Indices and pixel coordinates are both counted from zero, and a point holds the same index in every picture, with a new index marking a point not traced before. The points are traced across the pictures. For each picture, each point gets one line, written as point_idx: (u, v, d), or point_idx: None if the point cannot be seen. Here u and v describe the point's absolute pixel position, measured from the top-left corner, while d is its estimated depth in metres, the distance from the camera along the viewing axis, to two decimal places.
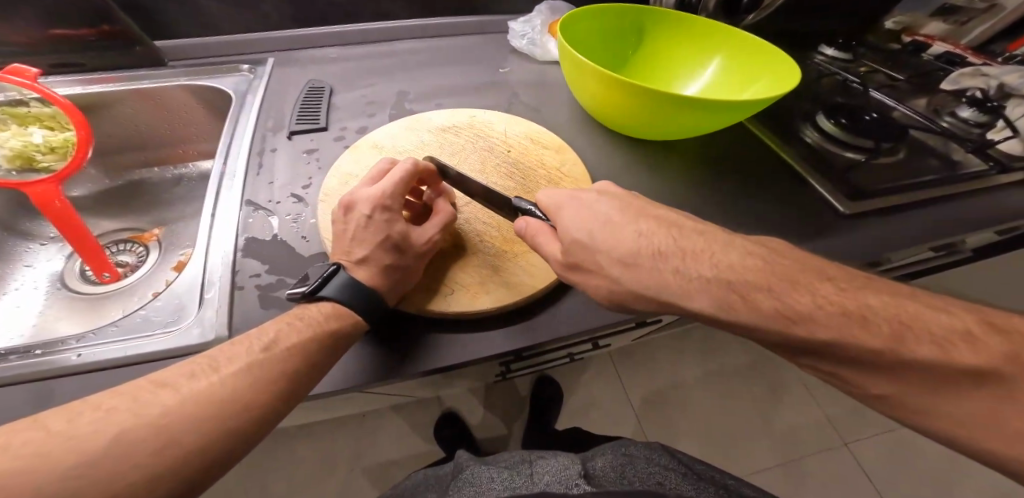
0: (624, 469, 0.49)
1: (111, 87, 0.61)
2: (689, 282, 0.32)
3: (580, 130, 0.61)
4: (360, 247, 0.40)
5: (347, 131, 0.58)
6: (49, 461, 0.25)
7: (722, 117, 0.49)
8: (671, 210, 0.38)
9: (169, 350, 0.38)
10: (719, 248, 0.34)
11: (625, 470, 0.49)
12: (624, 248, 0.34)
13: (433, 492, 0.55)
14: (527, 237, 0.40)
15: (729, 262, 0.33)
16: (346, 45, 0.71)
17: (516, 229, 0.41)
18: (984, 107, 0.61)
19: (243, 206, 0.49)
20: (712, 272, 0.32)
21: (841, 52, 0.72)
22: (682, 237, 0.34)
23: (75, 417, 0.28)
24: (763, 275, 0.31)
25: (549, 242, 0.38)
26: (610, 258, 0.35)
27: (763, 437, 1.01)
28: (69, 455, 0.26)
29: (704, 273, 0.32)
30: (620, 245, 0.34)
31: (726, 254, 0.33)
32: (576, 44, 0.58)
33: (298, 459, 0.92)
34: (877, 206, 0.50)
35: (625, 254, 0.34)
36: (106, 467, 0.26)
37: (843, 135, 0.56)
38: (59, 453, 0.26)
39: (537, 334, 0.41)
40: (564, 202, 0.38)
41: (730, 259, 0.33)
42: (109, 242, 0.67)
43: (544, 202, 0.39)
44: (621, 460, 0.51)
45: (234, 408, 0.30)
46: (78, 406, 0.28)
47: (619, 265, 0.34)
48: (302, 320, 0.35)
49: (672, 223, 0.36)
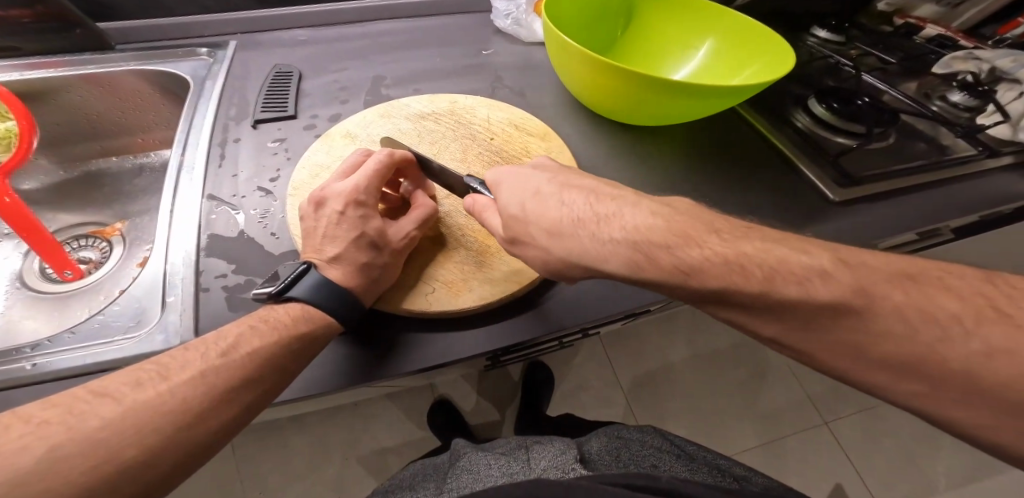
0: (620, 453, 0.49)
1: (54, 73, 0.56)
2: (603, 245, 0.31)
3: (566, 116, 0.58)
4: (333, 245, 0.38)
5: (318, 118, 0.55)
6: None
7: (710, 102, 0.47)
8: (601, 178, 0.36)
9: (129, 358, 0.36)
10: (629, 209, 0.32)
11: (621, 454, 0.49)
12: (550, 218, 0.33)
13: (430, 481, 0.53)
14: (476, 214, 0.39)
15: (638, 223, 0.31)
16: (317, 26, 0.66)
17: (464, 207, 0.40)
18: (975, 92, 0.60)
19: (204, 201, 0.45)
20: (622, 234, 0.30)
21: (833, 34, 0.70)
22: (597, 201, 0.33)
23: (2, 431, 0.24)
24: (696, 242, 0.30)
25: (493, 218, 0.37)
26: (540, 229, 0.33)
27: (748, 418, 1.03)
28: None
29: (615, 235, 0.31)
30: (546, 215, 0.33)
31: (636, 212, 0.32)
32: (561, 24, 0.55)
33: (286, 453, 0.90)
34: (867, 193, 0.49)
35: (551, 224, 0.33)
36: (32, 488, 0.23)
37: (834, 120, 0.55)
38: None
39: (520, 332, 0.40)
40: (503, 177, 0.37)
41: (640, 219, 0.31)
42: (69, 238, 0.63)
43: (489, 179, 0.38)
44: (616, 444, 0.51)
45: (185, 420, 0.27)
46: (5, 419, 0.25)
47: (546, 235, 0.33)
48: (268, 323, 0.33)
49: (595, 190, 0.35)
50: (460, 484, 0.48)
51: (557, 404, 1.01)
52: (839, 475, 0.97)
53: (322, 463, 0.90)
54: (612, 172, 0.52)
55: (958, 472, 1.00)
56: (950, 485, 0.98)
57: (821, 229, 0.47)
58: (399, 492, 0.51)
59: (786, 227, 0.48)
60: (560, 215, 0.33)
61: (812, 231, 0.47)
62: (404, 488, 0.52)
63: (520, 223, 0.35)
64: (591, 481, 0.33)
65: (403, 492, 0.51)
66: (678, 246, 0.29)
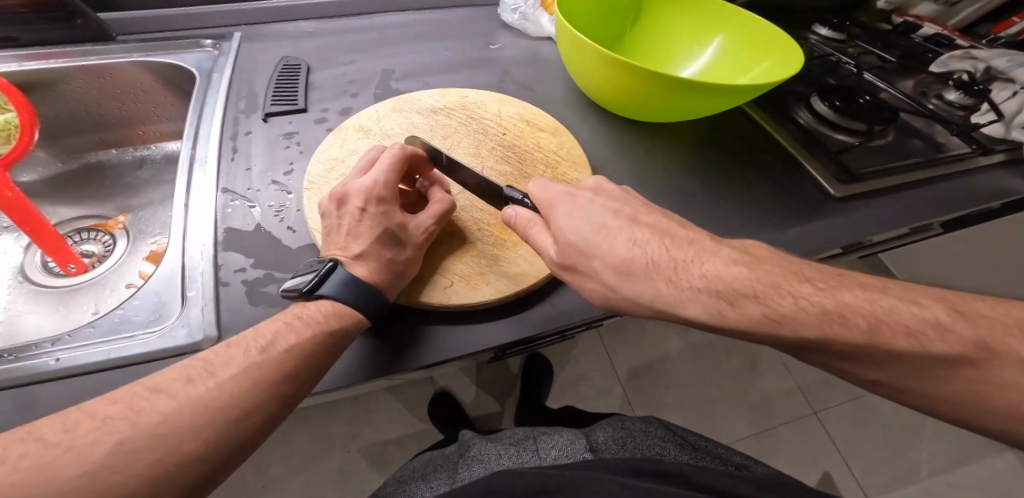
0: (625, 442, 0.51)
1: (54, 63, 0.55)
2: (681, 290, 0.32)
3: (575, 111, 0.59)
4: (357, 242, 0.38)
5: (329, 112, 0.55)
6: (50, 474, 0.24)
7: (720, 101, 0.48)
8: (663, 216, 0.37)
9: (153, 352, 0.36)
10: (709, 259, 0.33)
11: (626, 443, 0.51)
12: (620, 257, 0.34)
13: (440, 469, 0.55)
14: (516, 227, 0.39)
15: (718, 273, 0.32)
16: (322, 18, 0.66)
17: (504, 217, 0.39)
18: (971, 90, 0.62)
19: (219, 195, 0.46)
20: (703, 283, 0.32)
21: (834, 32, 0.71)
22: (673, 247, 0.34)
23: (73, 427, 0.26)
24: (792, 288, 0.31)
25: (543, 237, 0.37)
26: (605, 265, 0.34)
27: (741, 408, 1.06)
28: (68, 467, 0.24)
29: (695, 283, 0.32)
30: (616, 253, 0.34)
31: (715, 265, 0.33)
32: (572, 20, 0.56)
33: (290, 444, 0.91)
34: (865, 190, 0.51)
35: (621, 263, 0.33)
36: (104, 481, 0.24)
37: (837, 118, 0.57)
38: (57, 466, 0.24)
39: (538, 326, 0.41)
40: (557, 200, 0.37)
41: (720, 268, 0.32)
42: (70, 231, 0.62)
43: (536, 195, 0.38)
44: (621, 433, 0.53)
45: (234, 413, 0.28)
46: (71, 415, 0.26)
47: (614, 273, 0.34)
48: (301, 319, 0.34)
49: (664, 232, 0.35)
50: (471, 474, 0.49)
51: (558, 395, 1.03)
52: (828, 463, 1.01)
53: (326, 455, 0.91)
54: (622, 168, 0.53)
55: (942, 458, 1.04)
56: (932, 472, 1.02)
57: (825, 224, 0.49)
58: (409, 484, 0.52)
59: (791, 222, 0.49)
60: (571, 242, 0.35)
61: (814, 226, 0.49)
62: (417, 477, 0.53)
63: (578, 251, 0.35)
64: (596, 472, 0.34)
65: (416, 484, 0.52)
66: (679, 278, 0.32)
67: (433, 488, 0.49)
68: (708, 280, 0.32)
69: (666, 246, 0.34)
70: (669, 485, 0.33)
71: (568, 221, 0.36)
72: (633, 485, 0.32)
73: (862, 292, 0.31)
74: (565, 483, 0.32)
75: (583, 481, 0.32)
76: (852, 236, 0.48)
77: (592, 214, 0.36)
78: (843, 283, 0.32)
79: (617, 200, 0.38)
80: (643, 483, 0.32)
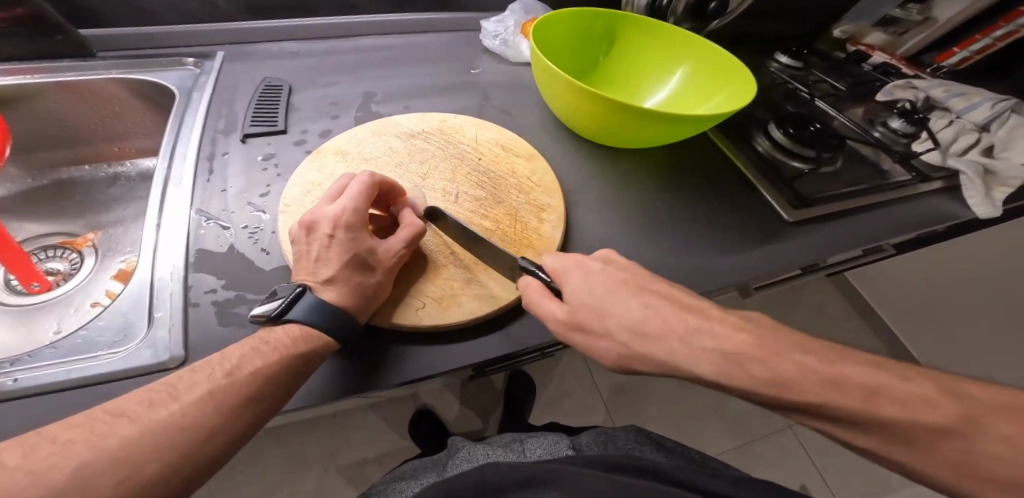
0: (609, 444, 0.53)
1: (31, 79, 0.55)
2: (609, 327, 0.35)
3: (551, 134, 0.62)
4: (326, 267, 0.39)
5: (309, 134, 0.56)
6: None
7: (682, 129, 0.51)
8: (666, 284, 0.38)
9: (115, 373, 0.36)
10: (626, 304, 0.35)
11: (609, 445, 0.52)
12: (586, 307, 0.36)
13: (429, 471, 0.56)
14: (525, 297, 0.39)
15: (633, 318, 0.35)
16: (306, 40, 0.67)
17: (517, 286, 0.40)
18: (912, 119, 0.67)
19: (193, 215, 0.46)
20: (624, 325, 0.35)
21: (793, 60, 0.78)
22: (632, 306, 0.35)
23: (30, 451, 0.26)
24: (695, 338, 0.33)
25: (547, 304, 0.38)
26: (573, 314, 0.36)
27: (720, 423, 1.09)
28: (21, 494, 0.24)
29: (616, 322, 0.35)
30: (622, 312, 0.35)
31: (627, 311, 0.35)
32: (547, 49, 0.59)
33: (265, 465, 0.89)
34: (817, 215, 0.55)
35: (571, 315, 0.36)
36: None
37: (791, 146, 0.60)
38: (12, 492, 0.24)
39: (506, 346, 0.42)
40: (569, 268, 0.38)
41: (636, 314, 0.35)
42: (36, 249, 0.61)
43: (550, 265, 0.39)
44: (604, 438, 0.54)
45: (195, 437, 0.29)
46: (29, 440, 0.26)
47: (628, 335, 0.35)
48: (268, 344, 0.35)
49: (645, 287, 0.37)
50: (457, 469, 0.52)
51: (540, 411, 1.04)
52: (803, 476, 1.04)
53: (302, 476, 0.89)
54: (594, 191, 0.56)
55: None
56: (901, 484, 1.05)
57: (779, 247, 0.52)
58: (398, 483, 0.53)
59: (750, 245, 0.52)
60: (585, 303, 0.36)
61: (772, 248, 0.52)
62: (405, 477, 0.55)
63: (589, 313, 0.36)
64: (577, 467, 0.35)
65: (404, 482, 0.53)
66: (692, 341, 0.33)
67: (421, 484, 0.52)
68: (717, 342, 0.32)
69: (673, 312, 0.35)
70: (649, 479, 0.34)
71: (581, 288, 0.37)
72: (613, 479, 0.33)
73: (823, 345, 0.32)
74: (548, 476, 0.34)
75: (563, 475, 0.34)
76: (805, 258, 0.52)
77: (599, 281, 0.37)
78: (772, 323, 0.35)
79: (626, 267, 0.39)
80: (622, 477, 0.33)
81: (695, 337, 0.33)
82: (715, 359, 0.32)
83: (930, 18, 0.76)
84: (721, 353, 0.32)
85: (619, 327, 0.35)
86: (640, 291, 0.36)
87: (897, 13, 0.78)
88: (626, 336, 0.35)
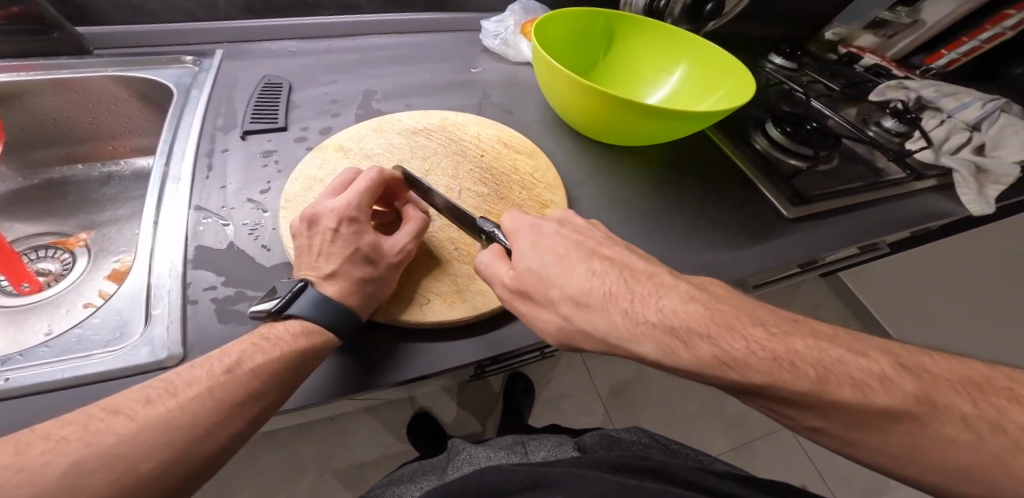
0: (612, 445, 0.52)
1: (26, 76, 0.54)
2: (555, 297, 0.35)
3: (551, 133, 0.62)
4: (328, 261, 0.39)
5: (309, 131, 0.55)
6: None
7: (682, 126, 0.51)
8: (626, 251, 0.37)
9: (110, 371, 0.35)
10: (571, 271, 0.35)
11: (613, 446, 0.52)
12: (526, 271, 0.36)
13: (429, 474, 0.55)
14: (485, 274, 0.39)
15: (579, 286, 0.34)
16: (305, 38, 0.67)
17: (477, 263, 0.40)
18: (905, 119, 0.68)
19: (191, 212, 0.45)
20: (572, 292, 0.34)
21: (787, 61, 0.78)
22: (599, 273, 0.34)
23: (24, 449, 0.25)
24: (646, 305, 0.32)
25: (500, 270, 0.39)
26: (514, 283, 0.37)
27: (718, 424, 1.09)
28: (12, 491, 0.23)
29: (562, 292, 0.34)
30: (571, 282, 0.34)
31: (573, 280, 0.34)
32: (548, 46, 0.59)
33: (261, 469, 0.87)
34: (814, 211, 0.55)
35: (515, 282, 0.37)
36: None
37: (787, 143, 0.61)
38: (4, 488, 0.23)
39: (509, 343, 0.42)
40: (523, 230, 0.38)
41: (581, 281, 0.34)
42: (27, 249, 0.60)
43: (507, 226, 0.40)
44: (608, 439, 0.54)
45: (194, 433, 0.28)
46: (23, 436, 0.26)
47: (574, 304, 0.34)
48: (268, 340, 0.34)
49: (608, 256, 0.36)
50: (459, 472, 0.51)
51: (538, 413, 1.03)
52: (805, 476, 1.04)
53: (298, 480, 0.88)
54: (595, 189, 0.56)
55: None
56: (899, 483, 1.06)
57: (777, 244, 0.53)
58: (397, 486, 0.53)
59: (750, 241, 0.53)
60: (534, 270, 0.36)
61: (771, 245, 0.53)
62: (405, 481, 0.54)
63: (534, 278, 0.36)
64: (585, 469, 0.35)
65: (404, 485, 0.52)
66: (636, 312, 0.32)
67: (422, 487, 0.51)
68: (665, 315, 0.32)
69: (622, 279, 0.34)
70: (659, 481, 0.33)
71: (529, 251, 0.37)
72: (620, 481, 0.32)
73: (847, 351, 0.29)
74: (553, 478, 0.34)
75: (568, 478, 0.34)
76: (802, 255, 0.52)
77: (550, 244, 0.37)
78: (795, 329, 0.31)
79: (584, 232, 0.39)
80: (630, 480, 0.33)
81: (640, 308, 0.32)
82: (657, 335, 0.31)
83: (919, 20, 0.77)
84: (666, 328, 0.31)
85: (564, 295, 0.34)
86: (591, 256, 0.36)
87: (886, 16, 0.78)
88: (569, 307, 0.34)
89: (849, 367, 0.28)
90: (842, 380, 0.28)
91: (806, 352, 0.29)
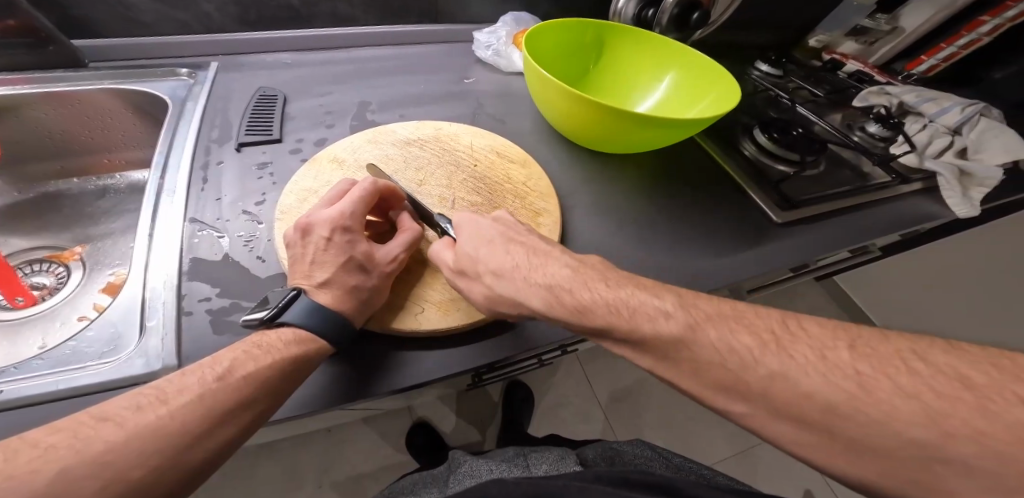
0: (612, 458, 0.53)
1: (21, 89, 0.54)
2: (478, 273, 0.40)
3: (544, 141, 0.63)
4: (322, 271, 0.39)
5: (304, 142, 0.56)
6: None
7: (670, 133, 0.52)
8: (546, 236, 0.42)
9: (104, 383, 0.35)
10: (486, 250, 0.40)
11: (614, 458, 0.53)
12: (462, 255, 0.40)
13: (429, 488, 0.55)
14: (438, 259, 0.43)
15: (496, 262, 0.39)
16: (300, 50, 0.68)
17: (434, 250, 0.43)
18: (888, 124, 0.70)
19: (186, 224, 0.46)
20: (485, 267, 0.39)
21: (773, 67, 0.79)
22: (513, 251, 0.40)
23: (12, 456, 0.25)
24: (538, 272, 0.38)
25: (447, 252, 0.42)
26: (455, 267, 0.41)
27: (718, 429, 1.09)
28: None
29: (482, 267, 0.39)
30: (491, 258, 0.39)
31: (490, 257, 0.40)
32: (538, 55, 0.60)
33: (257, 482, 0.86)
34: (808, 214, 0.56)
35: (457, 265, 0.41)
36: None
37: (777, 150, 0.62)
38: None
39: (502, 349, 0.42)
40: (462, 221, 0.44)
41: (499, 259, 0.39)
42: (22, 263, 0.59)
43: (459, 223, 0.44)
44: (609, 452, 0.55)
45: (184, 440, 0.28)
46: (12, 444, 0.26)
47: (490, 275, 0.39)
48: (261, 348, 0.34)
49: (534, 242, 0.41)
50: (460, 486, 0.51)
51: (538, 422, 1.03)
52: (808, 481, 1.05)
53: (295, 492, 0.87)
54: (587, 196, 0.57)
55: None
56: None
57: (768, 248, 0.53)
58: None
59: (740, 245, 0.53)
60: (466, 251, 0.40)
61: (761, 248, 0.53)
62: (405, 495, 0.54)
63: (467, 258, 0.40)
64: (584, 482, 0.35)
65: None
66: (530, 277, 0.38)
67: None
68: (548, 278, 0.37)
69: (529, 254, 0.39)
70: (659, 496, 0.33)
71: (466, 238, 0.41)
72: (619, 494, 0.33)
73: (648, 295, 0.35)
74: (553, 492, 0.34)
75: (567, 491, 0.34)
76: (792, 258, 0.53)
77: (482, 231, 0.42)
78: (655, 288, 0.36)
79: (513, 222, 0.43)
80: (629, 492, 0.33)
81: (533, 273, 0.38)
82: (540, 292, 0.37)
83: (898, 27, 0.79)
84: (546, 286, 0.37)
85: (484, 269, 0.39)
86: (511, 238, 0.41)
87: (868, 23, 0.80)
88: (490, 279, 0.39)
89: (646, 306, 0.34)
90: (646, 314, 0.34)
91: (628, 297, 0.35)
